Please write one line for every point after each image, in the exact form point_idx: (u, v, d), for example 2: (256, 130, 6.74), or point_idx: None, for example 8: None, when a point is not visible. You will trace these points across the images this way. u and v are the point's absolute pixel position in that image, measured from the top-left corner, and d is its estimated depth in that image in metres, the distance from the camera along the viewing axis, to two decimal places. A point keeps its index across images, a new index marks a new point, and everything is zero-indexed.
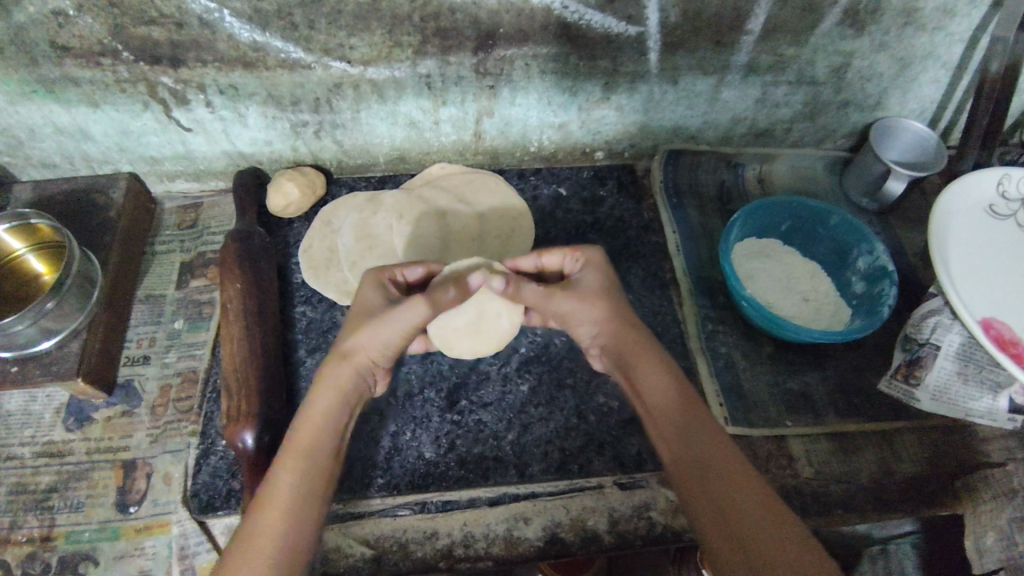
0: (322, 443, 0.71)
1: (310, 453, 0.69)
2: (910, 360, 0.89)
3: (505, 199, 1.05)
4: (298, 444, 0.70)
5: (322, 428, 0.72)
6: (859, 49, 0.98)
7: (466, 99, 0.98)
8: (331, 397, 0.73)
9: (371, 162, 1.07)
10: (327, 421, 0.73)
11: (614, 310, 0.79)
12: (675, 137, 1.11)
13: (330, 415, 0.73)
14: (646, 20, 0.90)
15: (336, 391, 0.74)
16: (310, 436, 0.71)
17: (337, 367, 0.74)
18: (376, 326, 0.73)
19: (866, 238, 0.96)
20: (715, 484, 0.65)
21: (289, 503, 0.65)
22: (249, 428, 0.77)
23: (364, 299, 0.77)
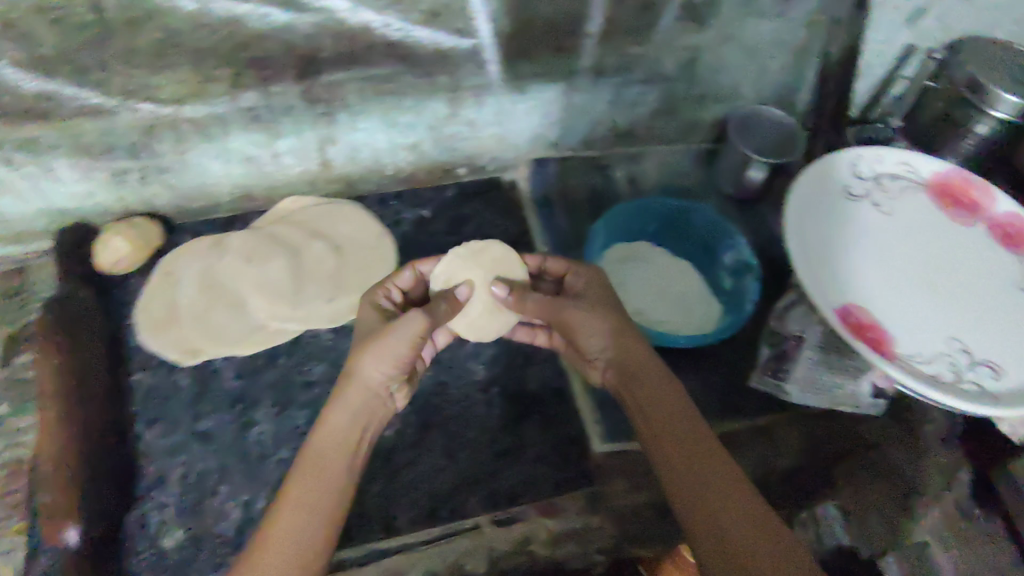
0: (337, 460, 0.66)
1: (323, 467, 0.65)
2: (776, 355, 0.90)
3: (362, 230, 1.00)
4: (309, 459, 0.65)
5: (336, 445, 0.67)
6: (704, 42, 0.96)
7: (301, 129, 0.91)
8: (345, 415, 0.68)
9: (213, 203, 0.99)
10: (342, 439, 0.68)
11: (616, 317, 0.75)
12: (538, 146, 1.07)
13: (343, 431, 0.68)
14: (477, 32, 0.85)
15: (350, 408, 0.69)
16: (323, 450, 0.66)
17: (347, 387, 0.69)
18: (381, 340, 0.69)
19: (729, 234, 0.95)
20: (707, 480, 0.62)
21: (300, 516, 0.61)
22: (70, 524, 0.71)
23: (363, 317, 0.74)
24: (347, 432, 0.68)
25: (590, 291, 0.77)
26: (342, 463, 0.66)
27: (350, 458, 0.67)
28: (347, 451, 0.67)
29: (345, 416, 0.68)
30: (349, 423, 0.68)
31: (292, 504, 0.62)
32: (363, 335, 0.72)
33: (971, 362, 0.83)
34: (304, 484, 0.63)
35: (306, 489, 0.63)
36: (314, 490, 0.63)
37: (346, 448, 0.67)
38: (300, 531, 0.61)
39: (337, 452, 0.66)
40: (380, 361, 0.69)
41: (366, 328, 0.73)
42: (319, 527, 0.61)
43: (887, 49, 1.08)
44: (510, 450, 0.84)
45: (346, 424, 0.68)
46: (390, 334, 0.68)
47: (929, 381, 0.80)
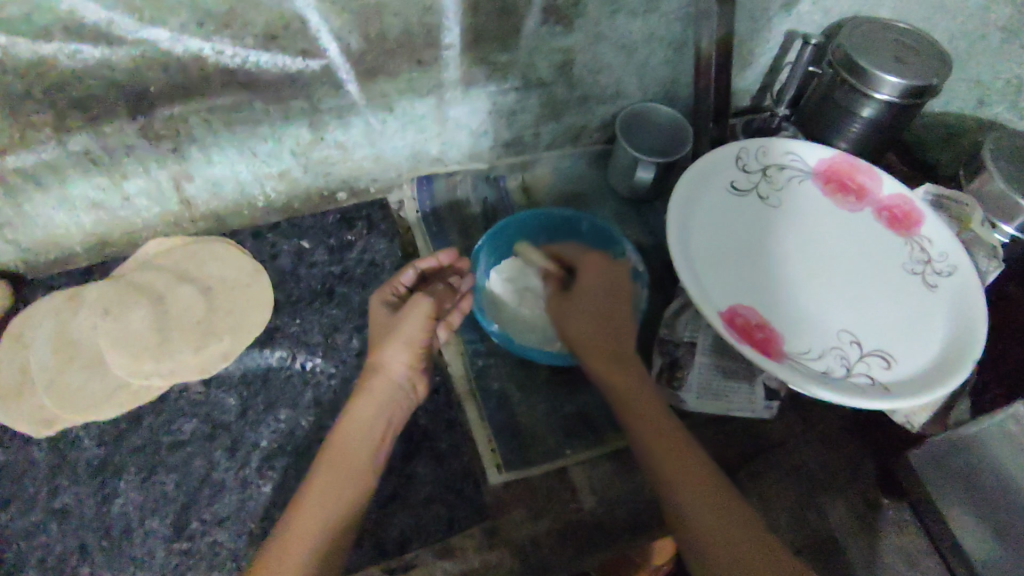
0: (363, 450, 0.69)
1: (344, 467, 0.67)
2: (670, 363, 0.87)
3: (235, 267, 0.94)
4: (330, 457, 0.68)
5: (360, 435, 0.70)
6: (575, 44, 0.92)
7: (149, 168, 0.84)
8: (370, 408, 0.71)
9: (67, 253, 0.92)
10: (370, 427, 0.71)
11: (610, 314, 0.77)
12: (420, 162, 1.02)
13: (368, 424, 0.71)
14: (325, 52, 0.80)
15: (375, 398, 0.72)
16: (346, 441, 0.69)
17: (374, 379, 0.72)
18: (396, 329, 0.73)
19: (616, 241, 0.93)
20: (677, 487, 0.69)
21: (322, 511, 0.64)
22: None
23: (374, 315, 0.78)
24: (373, 427, 0.71)
25: (595, 288, 0.79)
26: (366, 455, 0.69)
27: (375, 450, 0.70)
28: (369, 442, 0.70)
29: (370, 409, 0.71)
30: (374, 415, 0.71)
31: (315, 500, 0.64)
32: (381, 327, 0.75)
33: (863, 354, 0.81)
34: (327, 478, 0.66)
35: (331, 483, 0.66)
36: (336, 487, 0.65)
37: (372, 439, 0.70)
38: (324, 522, 0.63)
39: (361, 443, 0.70)
40: (397, 349, 0.72)
41: (382, 321, 0.77)
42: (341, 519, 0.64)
43: (770, 39, 1.06)
44: (399, 492, 0.80)
45: (374, 414, 0.71)
46: (406, 320, 0.72)
47: (820, 377, 0.78)
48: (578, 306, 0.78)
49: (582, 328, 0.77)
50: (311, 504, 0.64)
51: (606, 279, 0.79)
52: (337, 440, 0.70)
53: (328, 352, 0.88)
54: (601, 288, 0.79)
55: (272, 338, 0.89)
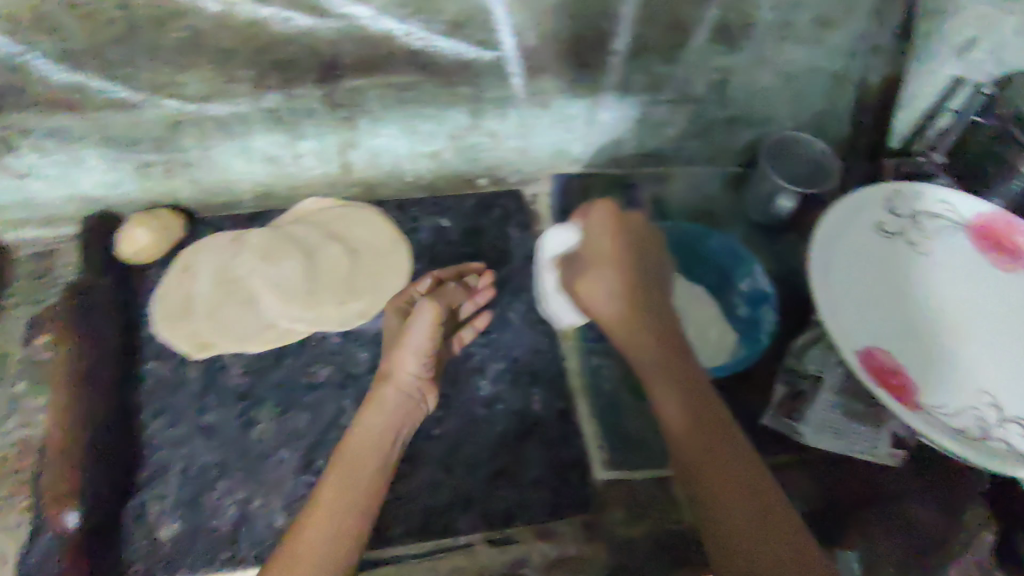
0: (369, 455, 0.70)
1: (352, 478, 0.67)
2: (793, 394, 0.86)
3: (379, 233, 1.00)
4: (340, 466, 0.68)
5: (371, 446, 0.71)
6: (736, 65, 0.94)
7: (323, 133, 0.91)
8: (378, 419, 0.73)
9: (235, 200, 1.00)
10: (379, 438, 0.72)
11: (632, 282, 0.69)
12: (562, 160, 1.05)
13: (379, 436, 0.72)
14: (501, 45, 0.84)
15: (382, 412, 0.74)
16: (359, 449, 0.70)
17: (383, 388, 0.74)
18: (404, 340, 0.76)
19: (746, 261, 0.94)
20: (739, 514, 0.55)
21: (333, 519, 0.63)
22: (72, 508, 0.73)
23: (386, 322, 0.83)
24: (380, 432, 0.72)
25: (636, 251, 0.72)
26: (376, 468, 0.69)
27: (384, 456, 0.71)
28: (381, 454, 0.71)
29: (378, 420, 0.73)
30: (381, 426, 0.72)
31: (330, 504, 0.64)
32: (395, 340, 0.79)
33: (1002, 418, 0.77)
34: (336, 485, 0.66)
35: (341, 492, 0.66)
36: (349, 494, 0.66)
37: (380, 446, 0.71)
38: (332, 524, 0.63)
39: (372, 454, 0.70)
40: (408, 359, 0.75)
41: (393, 334, 0.80)
42: (357, 523, 0.64)
43: (937, 73, 0.98)
44: (508, 470, 0.83)
45: (387, 423, 0.73)
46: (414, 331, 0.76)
47: (955, 433, 0.75)
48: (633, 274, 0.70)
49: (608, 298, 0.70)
50: (323, 504, 0.65)
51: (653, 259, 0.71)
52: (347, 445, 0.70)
53: None
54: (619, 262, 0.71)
55: None
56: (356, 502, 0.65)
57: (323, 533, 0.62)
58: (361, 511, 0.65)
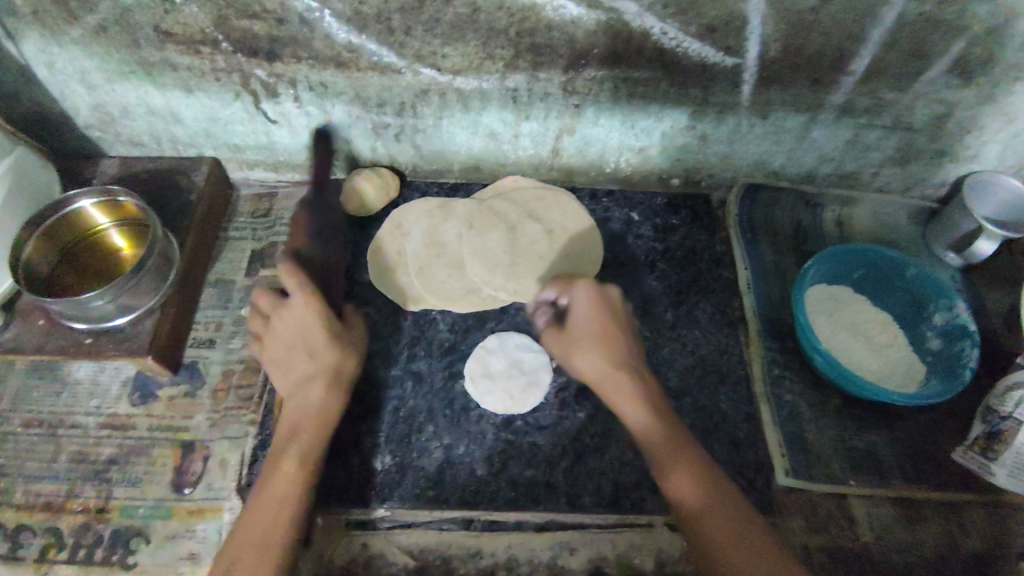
0: (289, 453, 0.74)
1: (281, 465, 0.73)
2: (989, 433, 0.85)
3: (575, 216, 1.03)
4: (279, 454, 0.75)
5: (291, 432, 0.76)
6: (963, 100, 0.93)
7: (550, 116, 0.97)
8: (293, 408, 0.78)
9: (445, 168, 1.08)
10: (304, 422, 0.77)
11: (617, 349, 0.82)
12: (756, 171, 1.08)
13: (299, 422, 0.77)
14: (745, 53, 0.87)
15: (300, 398, 0.78)
16: (291, 436, 0.76)
17: (308, 383, 0.78)
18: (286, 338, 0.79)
19: (947, 293, 0.93)
20: (715, 531, 0.70)
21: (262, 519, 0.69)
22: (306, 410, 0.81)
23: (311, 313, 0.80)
24: (301, 420, 0.77)
25: (580, 313, 0.85)
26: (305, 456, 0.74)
27: (309, 438, 0.76)
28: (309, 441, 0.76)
29: (296, 411, 0.78)
30: (298, 417, 0.77)
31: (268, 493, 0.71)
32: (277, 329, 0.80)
33: None
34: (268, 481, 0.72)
35: (269, 484, 0.72)
36: (281, 482, 0.72)
37: (300, 435, 0.76)
38: (258, 529, 0.68)
39: (294, 444, 0.75)
40: (321, 349, 0.80)
41: (284, 322, 0.80)
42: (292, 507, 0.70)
43: None
44: None
45: (316, 401, 0.78)
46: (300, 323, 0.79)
47: None
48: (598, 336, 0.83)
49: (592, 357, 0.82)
50: (264, 499, 0.71)
51: (593, 315, 0.84)
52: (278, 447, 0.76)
53: (645, 316, 0.98)
54: (596, 312, 0.84)
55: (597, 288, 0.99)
56: (285, 494, 0.71)
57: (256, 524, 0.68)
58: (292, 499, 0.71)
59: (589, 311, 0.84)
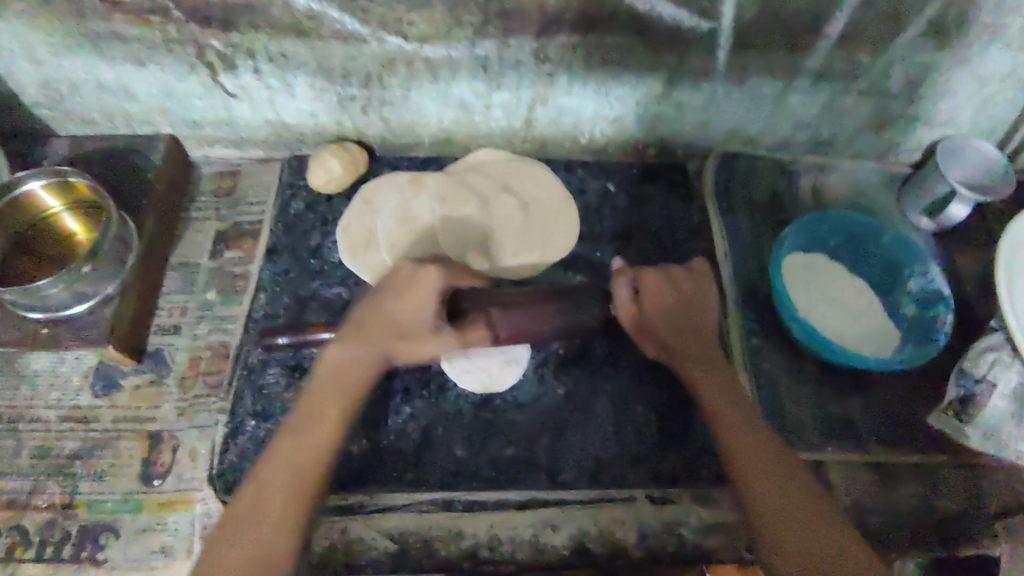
0: (332, 404, 0.74)
1: (302, 437, 0.71)
2: (963, 397, 0.85)
3: (551, 189, 1.01)
4: (290, 429, 0.72)
5: (335, 388, 0.75)
6: (937, 63, 0.92)
7: (522, 85, 0.93)
8: (353, 352, 0.77)
9: (415, 142, 1.04)
10: (346, 379, 0.76)
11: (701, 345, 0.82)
12: (732, 139, 1.06)
13: (335, 385, 0.75)
14: (720, 16, 0.85)
15: (349, 354, 0.77)
16: (306, 422, 0.72)
17: (359, 347, 0.77)
18: (392, 302, 0.79)
19: (921, 259, 0.94)
20: (772, 479, 0.69)
21: (257, 517, 0.65)
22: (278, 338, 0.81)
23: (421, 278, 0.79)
24: (356, 382, 0.76)
25: (658, 309, 0.82)
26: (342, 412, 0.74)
27: (350, 407, 0.76)
28: (345, 398, 0.75)
29: (341, 374, 0.76)
30: (339, 388, 0.75)
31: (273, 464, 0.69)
32: (394, 313, 0.78)
33: None
34: (280, 455, 0.69)
35: (294, 449, 0.70)
36: (302, 459, 0.69)
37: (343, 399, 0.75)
38: (257, 525, 0.64)
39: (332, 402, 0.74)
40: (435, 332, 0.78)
41: (382, 298, 0.79)
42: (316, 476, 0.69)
43: None
44: (676, 433, 0.86)
45: (363, 361, 0.77)
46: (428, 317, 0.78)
47: None
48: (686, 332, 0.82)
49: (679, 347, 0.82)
50: (273, 475, 0.68)
51: (674, 308, 0.82)
52: (325, 385, 0.75)
53: None
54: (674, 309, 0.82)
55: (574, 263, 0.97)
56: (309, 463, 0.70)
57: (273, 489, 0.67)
58: (320, 460, 0.70)
59: (669, 309, 0.82)
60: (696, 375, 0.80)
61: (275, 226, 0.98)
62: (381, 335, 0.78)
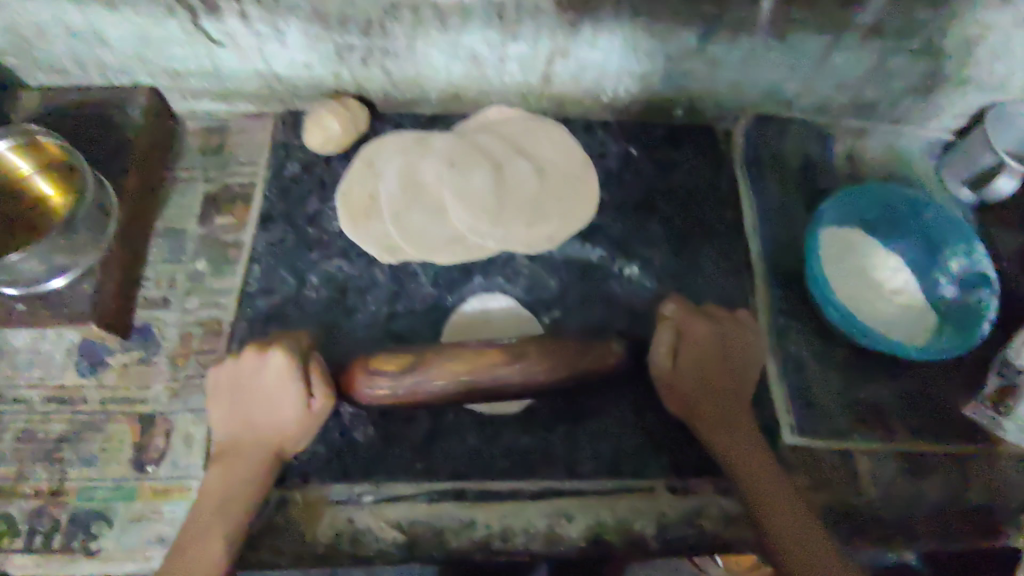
0: (224, 516, 0.69)
1: (204, 534, 0.68)
2: (1003, 386, 0.81)
3: (568, 152, 0.93)
4: (197, 529, 0.68)
5: (215, 498, 0.70)
6: (999, 21, 0.83)
7: (540, 37, 0.84)
8: (234, 469, 0.72)
9: (421, 97, 0.95)
10: (236, 473, 0.72)
11: (726, 375, 0.79)
12: (767, 100, 0.98)
13: (224, 481, 0.71)
14: None
15: (229, 471, 0.72)
16: (190, 539, 0.68)
17: (257, 450, 0.73)
18: (256, 395, 0.75)
19: (966, 238, 0.87)
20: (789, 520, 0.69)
21: None
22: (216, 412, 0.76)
23: (272, 364, 0.75)
24: (245, 483, 0.72)
25: (698, 337, 0.81)
26: (240, 510, 0.70)
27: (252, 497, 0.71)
28: (241, 478, 0.72)
29: (231, 475, 0.72)
30: (235, 481, 0.71)
31: (179, 561, 0.66)
32: (281, 419, 0.74)
33: None
34: (174, 569, 0.66)
35: (185, 557, 0.67)
36: (185, 572, 0.66)
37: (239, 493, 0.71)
38: None
39: (224, 484, 0.71)
40: (280, 407, 0.74)
41: (255, 401, 0.75)
42: None
43: None
44: None
45: (249, 466, 0.72)
46: (297, 410, 0.74)
47: None
48: (715, 366, 0.79)
49: (693, 350, 0.80)
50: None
51: (716, 344, 0.80)
52: (213, 484, 0.71)
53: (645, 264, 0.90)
54: (709, 351, 0.80)
55: (594, 236, 0.90)
56: None
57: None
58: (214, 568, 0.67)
59: (718, 350, 0.80)
60: (712, 424, 0.77)
61: (268, 190, 0.90)
62: (249, 443, 0.74)
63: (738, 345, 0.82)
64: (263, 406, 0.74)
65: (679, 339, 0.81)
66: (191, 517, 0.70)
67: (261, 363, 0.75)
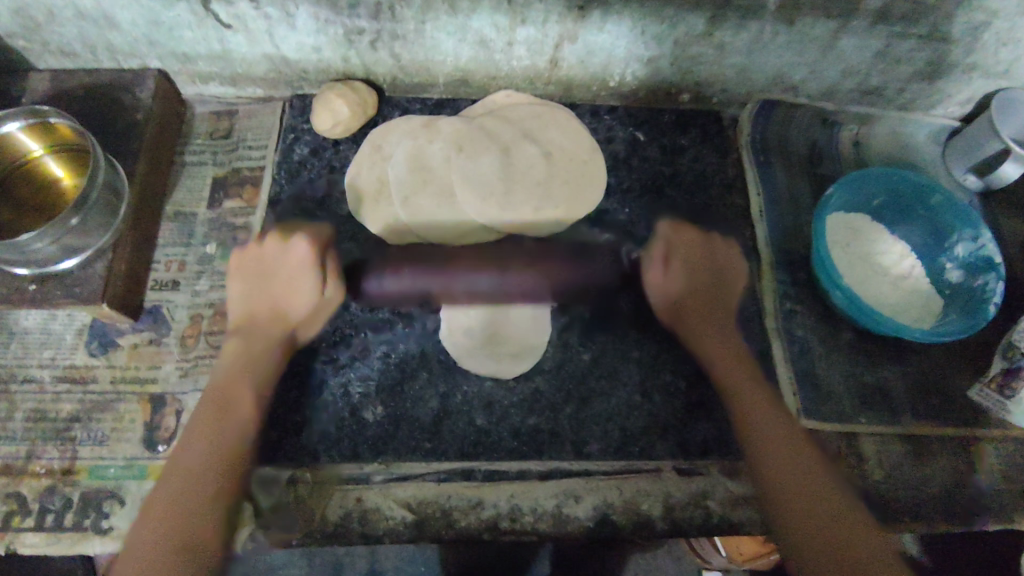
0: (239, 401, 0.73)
1: (218, 420, 0.70)
2: (1009, 370, 0.81)
3: (575, 136, 0.93)
4: (210, 414, 0.71)
5: (226, 383, 0.73)
6: (1008, 7, 0.83)
7: (548, 21, 0.84)
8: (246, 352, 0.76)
9: (429, 81, 0.95)
10: (253, 367, 0.75)
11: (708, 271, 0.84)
12: (774, 85, 0.98)
13: (237, 372, 0.74)
14: None
15: (245, 347, 0.76)
16: (212, 409, 0.71)
17: (270, 322, 0.78)
18: (271, 285, 0.79)
19: (972, 222, 0.86)
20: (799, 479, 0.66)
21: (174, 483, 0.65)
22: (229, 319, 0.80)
23: (292, 257, 0.80)
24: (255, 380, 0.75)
25: (691, 251, 0.86)
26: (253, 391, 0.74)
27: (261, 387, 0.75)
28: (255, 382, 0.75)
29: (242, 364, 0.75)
30: (244, 367, 0.75)
31: (185, 459, 0.67)
32: (294, 305, 0.79)
33: None
34: (190, 439, 0.68)
35: (205, 428, 0.69)
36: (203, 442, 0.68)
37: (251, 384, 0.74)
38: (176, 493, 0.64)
39: (238, 377, 0.74)
40: (295, 289, 0.79)
41: (274, 288, 0.79)
42: (218, 471, 0.67)
43: None
44: (706, 403, 0.82)
45: (261, 350, 0.76)
46: (313, 298, 0.79)
47: None
48: (700, 276, 0.83)
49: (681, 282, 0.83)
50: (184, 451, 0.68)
51: (703, 252, 0.86)
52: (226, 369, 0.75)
53: None
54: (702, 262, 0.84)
55: (601, 220, 0.91)
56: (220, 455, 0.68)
57: (161, 499, 0.65)
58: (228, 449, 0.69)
59: (707, 257, 0.85)
60: (703, 340, 0.80)
61: (277, 173, 0.90)
62: (263, 325, 0.78)
63: (727, 272, 0.85)
64: (275, 299, 0.78)
65: (669, 245, 0.86)
66: (210, 388, 0.73)
67: (281, 253, 0.80)
